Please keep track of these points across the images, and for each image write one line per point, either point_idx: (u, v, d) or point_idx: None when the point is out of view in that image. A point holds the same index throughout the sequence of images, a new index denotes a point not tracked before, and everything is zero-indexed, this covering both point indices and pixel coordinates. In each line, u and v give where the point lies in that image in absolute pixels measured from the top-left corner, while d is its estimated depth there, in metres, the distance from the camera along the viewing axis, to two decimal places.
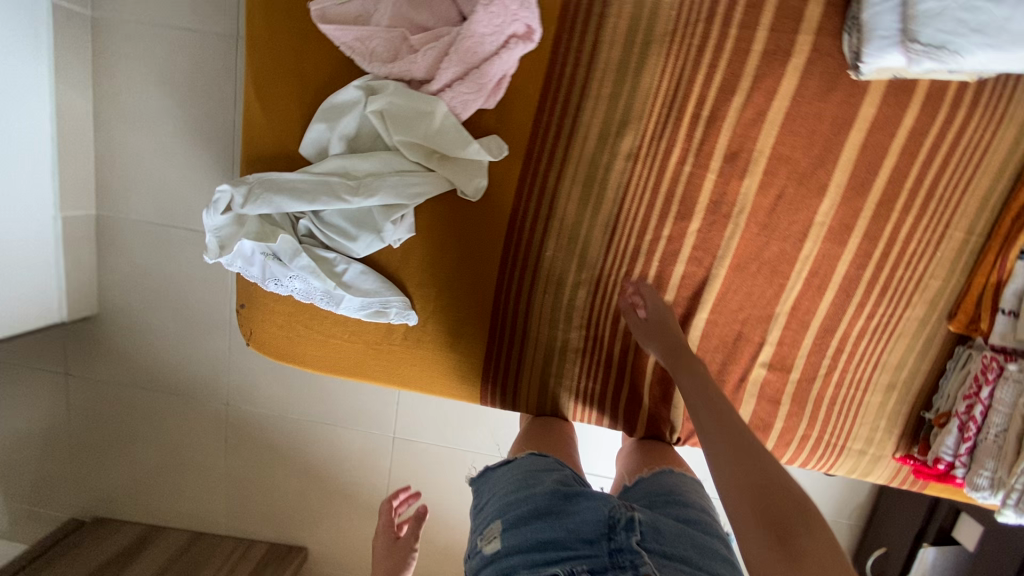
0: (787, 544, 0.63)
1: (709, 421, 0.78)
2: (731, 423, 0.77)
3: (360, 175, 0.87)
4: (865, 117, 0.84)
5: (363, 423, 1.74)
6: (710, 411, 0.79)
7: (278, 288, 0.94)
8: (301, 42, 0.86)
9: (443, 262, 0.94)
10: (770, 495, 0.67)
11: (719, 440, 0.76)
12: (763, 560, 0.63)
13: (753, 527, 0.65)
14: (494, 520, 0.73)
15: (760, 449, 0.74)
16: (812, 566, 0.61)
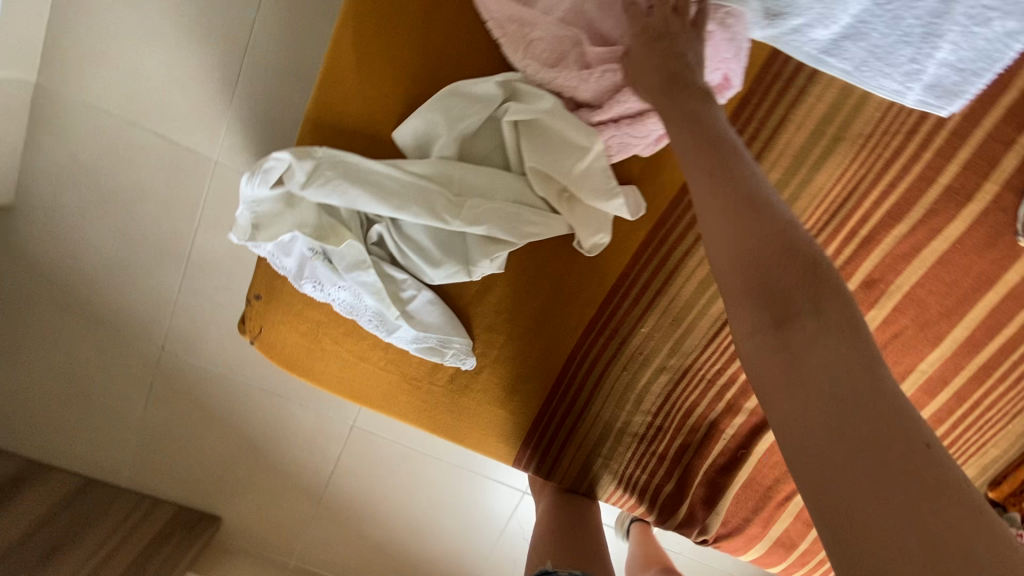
0: (785, 330, 0.46)
1: (699, 182, 0.54)
2: (722, 176, 0.53)
3: (465, 190, 0.69)
4: (1008, 282, 0.79)
5: (321, 404, 1.55)
6: (703, 159, 0.54)
7: (316, 292, 0.73)
8: (439, 1, 0.65)
9: (523, 310, 0.79)
10: (777, 274, 0.48)
11: (714, 212, 0.52)
12: (752, 346, 0.48)
13: (747, 309, 0.49)
14: None
15: (767, 200, 0.51)
16: (813, 360, 0.45)
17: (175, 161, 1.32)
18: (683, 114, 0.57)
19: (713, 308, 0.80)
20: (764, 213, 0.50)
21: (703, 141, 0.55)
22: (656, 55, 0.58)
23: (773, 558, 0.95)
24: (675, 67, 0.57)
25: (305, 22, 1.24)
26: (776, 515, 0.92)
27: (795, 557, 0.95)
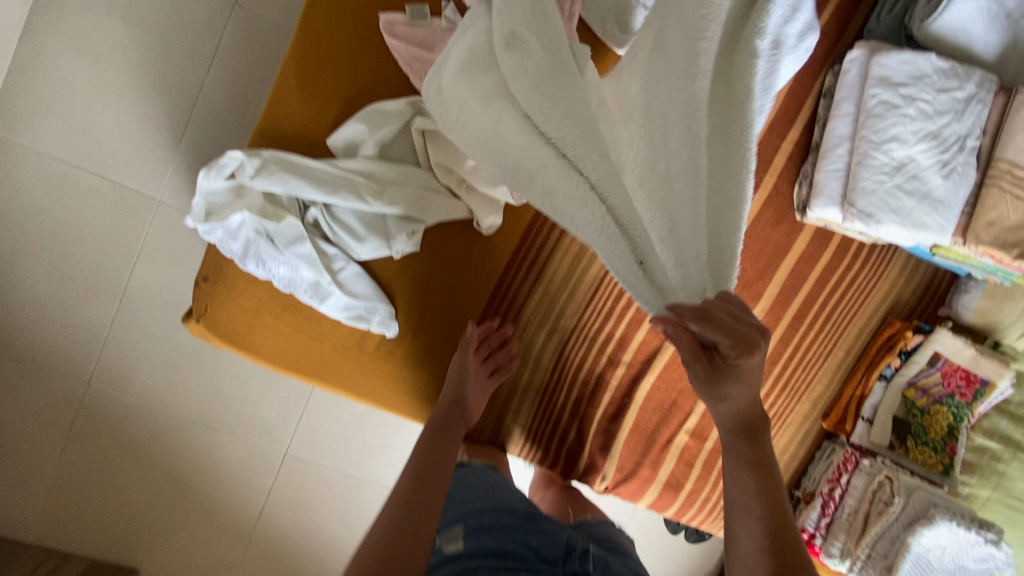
0: None
1: (740, 516, 0.73)
2: (761, 518, 0.71)
3: (385, 181, 0.88)
4: (796, 249, 1.08)
5: (255, 432, 1.57)
6: (740, 471, 0.73)
7: (259, 269, 0.88)
8: (364, 46, 0.89)
9: (437, 282, 0.97)
10: None
11: (745, 541, 0.72)
12: None
13: None
14: (456, 524, 0.85)
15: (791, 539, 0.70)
16: None
17: (121, 204, 1.43)
18: (750, 453, 0.73)
19: (588, 275, 1.02)
20: (785, 516, 0.71)
21: (756, 482, 0.72)
22: (726, 386, 0.67)
23: (665, 500, 1.11)
24: (750, 421, 0.72)
25: (251, 85, 1.46)
26: (661, 457, 1.09)
27: (683, 496, 1.11)
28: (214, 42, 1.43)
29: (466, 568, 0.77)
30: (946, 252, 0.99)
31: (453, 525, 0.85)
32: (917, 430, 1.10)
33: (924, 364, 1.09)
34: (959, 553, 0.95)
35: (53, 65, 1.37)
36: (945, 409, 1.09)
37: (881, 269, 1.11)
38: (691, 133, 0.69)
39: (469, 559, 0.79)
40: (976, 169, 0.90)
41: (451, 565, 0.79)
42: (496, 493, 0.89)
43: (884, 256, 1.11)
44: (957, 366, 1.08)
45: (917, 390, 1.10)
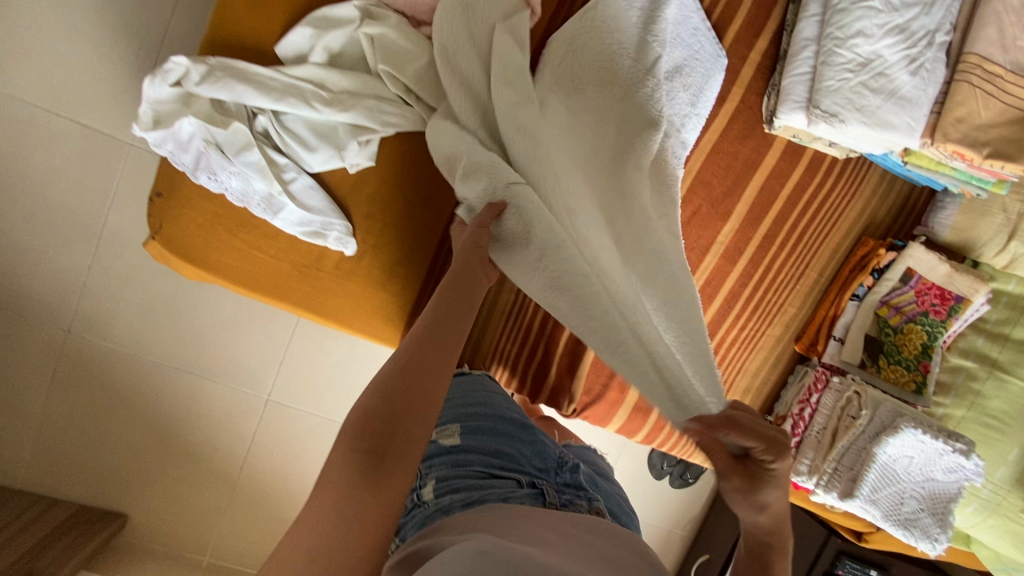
0: None
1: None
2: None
3: (334, 89, 0.87)
4: (766, 166, 1.05)
5: (236, 379, 1.58)
6: None
7: (211, 181, 0.88)
8: None
9: (396, 198, 0.95)
10: None
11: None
12: None
13: None
14: (452, 423, 0.89)
15: None
16: None
17: (92, 149, 1.43)
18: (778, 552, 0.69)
19: None
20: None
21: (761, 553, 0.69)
22: (763, 489, 0.66)
23: (634, 423, 1.12)
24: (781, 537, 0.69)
25: None
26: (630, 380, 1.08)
27: (653, 419, 1.11)
28: None
29: (466, 460, 0.82)
30: (917, 161, 0.96)
31: (452, 423, 0.89)
32: (890, 349, 1.09)
33: (897, 282, 1.07)
34: (926, 463, 0.93)
35: (12, 4, 1.34)
36: (919, 327, 1.08)
37: (854, 187, 1.09)
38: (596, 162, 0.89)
39: (468, 454, 0.83)
40: (944, 66, 0.88)
41: (449, 454, 0.84)
42: (498, 406, 0.95)
43: (857, 172, 1.08)
44: (930, 283, 1.06)
45: (890, 309, 1.08)
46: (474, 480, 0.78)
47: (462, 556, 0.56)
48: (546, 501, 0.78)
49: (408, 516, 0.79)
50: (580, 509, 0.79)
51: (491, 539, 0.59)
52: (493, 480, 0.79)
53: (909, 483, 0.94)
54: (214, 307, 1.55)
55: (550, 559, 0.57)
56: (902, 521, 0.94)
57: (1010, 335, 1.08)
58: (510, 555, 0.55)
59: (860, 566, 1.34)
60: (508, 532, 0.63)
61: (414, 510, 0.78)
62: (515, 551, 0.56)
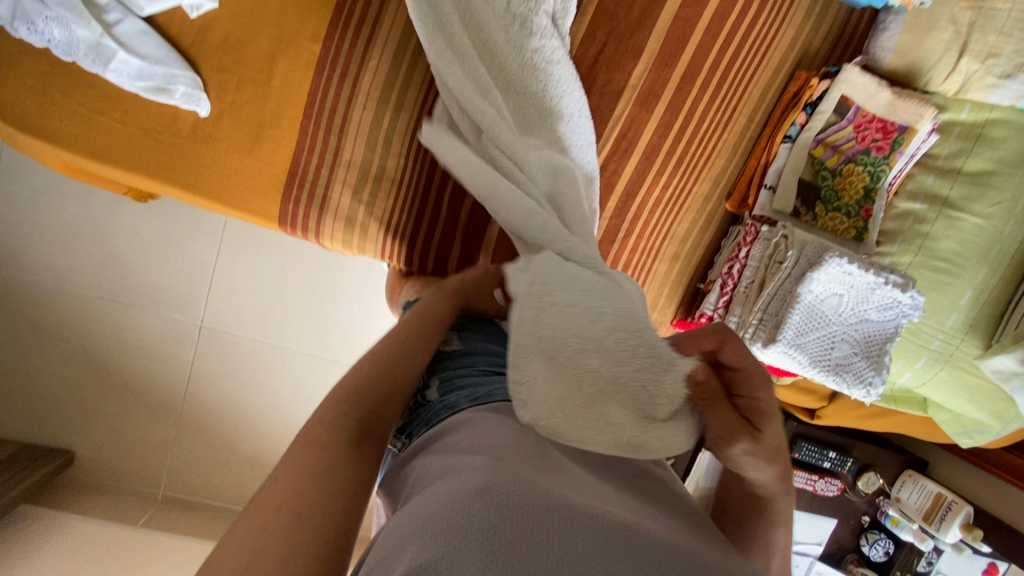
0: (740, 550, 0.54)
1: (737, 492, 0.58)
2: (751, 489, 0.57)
3: None
4: None
5: (166, 306, 1.52)
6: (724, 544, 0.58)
7: (32, 34, 0.75)
8: None
9: (253, 50, 0.86)
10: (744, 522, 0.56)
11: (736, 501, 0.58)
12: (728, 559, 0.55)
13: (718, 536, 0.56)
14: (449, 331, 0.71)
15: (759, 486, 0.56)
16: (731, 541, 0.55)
17: None
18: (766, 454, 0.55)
19: None
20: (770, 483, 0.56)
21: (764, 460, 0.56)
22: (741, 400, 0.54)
23: None
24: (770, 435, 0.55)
25: None
26: None
27: None
28: None
29: (465, 363, 0.64)
30: None
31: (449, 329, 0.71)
32: (829, 196, 0.98)
33: (832, 115, 0.95)
34: (860, 303, 0.84)
35: None
36: (859, 168, 0.97)
37: (784, 13, 0.96)
38: (468, 18, 0.84)
39: (470, 355, 0.66)
40: None
41: (449, 361, 0.66)
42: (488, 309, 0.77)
43: None
44: (870, 115, 0.95)
45: (827, 149, 0.97)
46: (478, 377, 0.61)
47: (450, 499, 0.37)
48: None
49: (406, 415, 0.62)
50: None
51: (493, 464, 0.42)
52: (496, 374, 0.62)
53: (840, 326, 0.86)
54: (133, 232, 1.47)
55: (571, 493, 0.40)
56: (832, 366, 0.86)
57: (962, 169, 0.97)
58: (520, 489, 0.38)
59: (816, 449, 1.27)
60: (517, 450, 0.45)
61: (414, 415, 0.60)
62: (524, 484, 0.39)
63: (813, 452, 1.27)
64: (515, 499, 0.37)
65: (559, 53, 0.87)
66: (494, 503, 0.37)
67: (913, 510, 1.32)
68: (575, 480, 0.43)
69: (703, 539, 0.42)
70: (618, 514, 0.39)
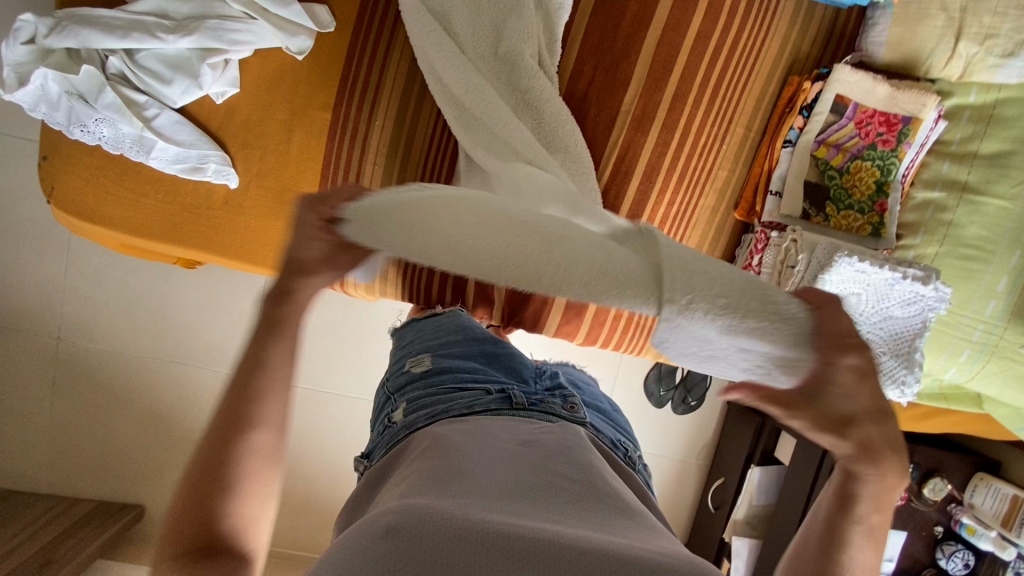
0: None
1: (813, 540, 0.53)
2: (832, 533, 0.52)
3: (178, 18, 0.86)
4: (660, 18, 0.95)
5: (219, 362, 1.63)
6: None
7: (85, 134, 0.88)
8: None
9: (271, 124, 0.95)
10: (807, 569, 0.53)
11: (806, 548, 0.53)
12: None
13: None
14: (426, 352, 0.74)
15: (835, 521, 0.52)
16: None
17: None
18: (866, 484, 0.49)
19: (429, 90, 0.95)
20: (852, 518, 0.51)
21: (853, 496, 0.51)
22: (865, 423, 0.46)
23: (570, 326, 1.05)
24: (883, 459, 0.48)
25: None
26: None
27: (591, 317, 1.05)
28: None
29: (430, 382, 0.66)
30: None
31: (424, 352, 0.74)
32: (839, 194, 0.97)
33: (829, 115, 0.95)
34: (879, 301, 0.82)
35: None
36: (867, 163, 0.95)
37: (768, 24, 0.98)
38: None
39: (439, 375, 0.67)
40: None
41: (422, 380, 0.68)
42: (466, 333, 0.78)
43: (767, 7, 0.97)
44: (870, 110, 0.94)
45: (830, 149, 0.97)
46: (440, 395, 0.63)
47: (369, 536, 0.37)
48: (511, 405, 0.60)
49: (376, 438, 0.65)
50: (553, 410, 0.61)
51: (404, 500, 0.41)
52: (456, 391, 0.63)
53: (862, 326, 0.83)
54: (186, 297, 1.59)
55: (487, 514, 0.39)
56: None
57: (977, 153, 0.94)
58: (430, 521, 0.37)
59: None
60: (425, 481, 0.44)
61: (382, 433, 0.64)
62: (435, 512, 0.38)
63: None
64: (422, 530, 0.36)
65: (548, 91, 0.90)
66: (395, 543, 0.36)
67: (989, 516, 1.22)
68: (496, 501, 0.42)
69: (635, 538, 0.41)
70: (537, 528, 0.38)
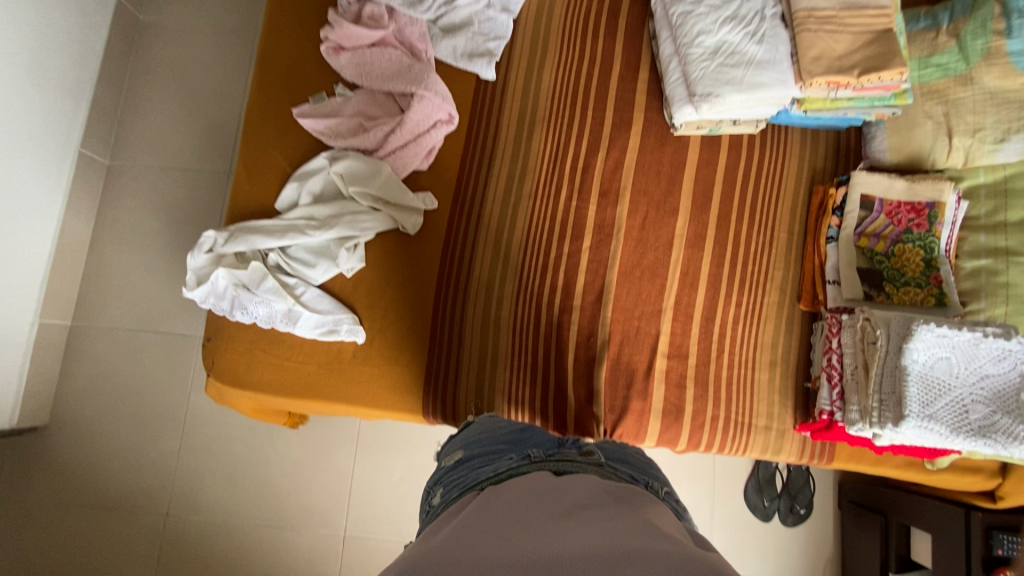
0: None
1: None
2: None
3: (321, 217, 1.11)
4: (692, 159, 1.17)
5: (315, 522, 1.62)
6: None
7: (244, 315, 1.09)
8: (290, 142, 1.19)
9: (390, 285, 1.15)
10: None
11: None
12: None
13: None
14: (456, 448, 0.82)
15: None
16: None
17: (172, 349, 1.70)
18: None
19: (516, 237, 1.14)
20: None
21: None
22: None
23: (670, 431, 1.09)
24: None
25: None
26: (649, 385, 1.09)
27: (689, 419, 1.09)
28: (210, 201, 1.76)
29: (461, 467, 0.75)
30: (813, 105, 1.07)
31: (456, 447, 0.83)
32: (893, 275, 1.07)
33: (861, 211, 1.09)
34: (968, 361, 0.86)
35: (106, 261, 1.73)
36: (909, 245, 1.07)
37: (783, 150, 1.18)
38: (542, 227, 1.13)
39: (468, 460, 0.76)
40: (782, 29, 1.05)
41: (454, 466, 0.77)
42: (493, 430, 0.84)
43: (779, 137, 1.19)
44: (896, 202, 1.09)
45: (871, 238, 1.09)
46: (472, 471, 0.72)
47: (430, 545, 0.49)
48: (530, 461, 0.69)
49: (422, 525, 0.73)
50: (569, 457, 0.72)
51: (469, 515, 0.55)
52: (485, 466, 0.71)
53: (964, 387, 0.87)
54: (285, 458, 1.65)
55: (512, 538, 0.49)
56: (976, 431, 0.85)
57: (1007, 222, 1.06)
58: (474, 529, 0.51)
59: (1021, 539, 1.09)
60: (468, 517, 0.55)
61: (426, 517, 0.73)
62: (480, 526, 0.51)
63: None
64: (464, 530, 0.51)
65: None
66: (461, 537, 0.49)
67: None
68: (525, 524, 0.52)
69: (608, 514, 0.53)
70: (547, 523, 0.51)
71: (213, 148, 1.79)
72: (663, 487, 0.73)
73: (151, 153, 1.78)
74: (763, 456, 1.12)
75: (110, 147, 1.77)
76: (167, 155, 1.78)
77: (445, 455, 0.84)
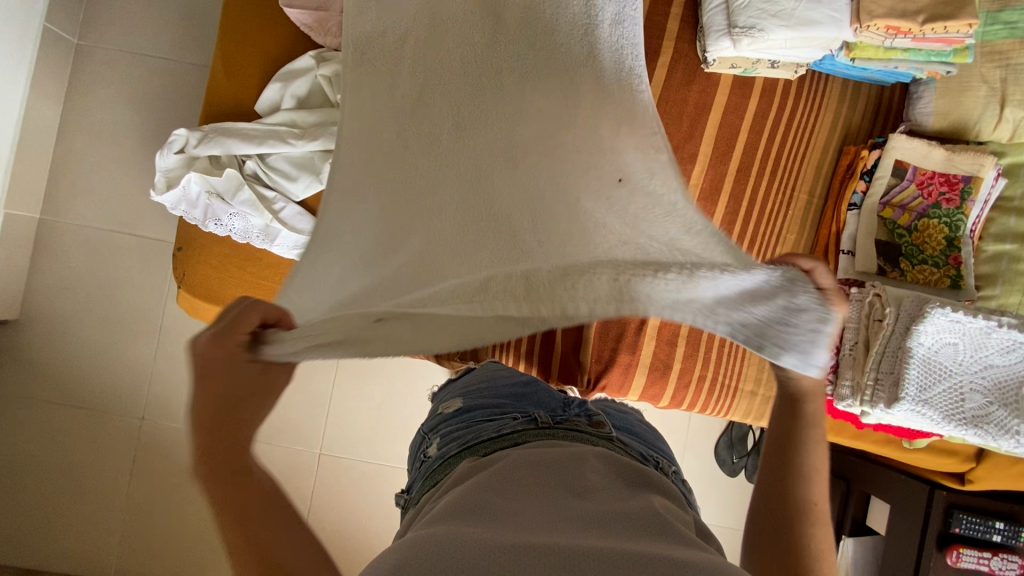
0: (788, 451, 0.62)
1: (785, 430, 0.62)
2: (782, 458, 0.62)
3: (306, 125, 1.00)
4: (720, 102, 1.06)
5: (291, 438, 1.63)
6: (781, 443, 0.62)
7: (217, 228, 1.00)
8: (276, 35, 1.05)
9: None
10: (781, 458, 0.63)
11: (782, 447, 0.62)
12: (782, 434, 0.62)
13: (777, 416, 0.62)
14: (456, 396, 0.80)
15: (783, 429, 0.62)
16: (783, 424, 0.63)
17: (148, 254, 1.61)
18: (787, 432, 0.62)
19: None
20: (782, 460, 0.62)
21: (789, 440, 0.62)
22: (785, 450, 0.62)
23: (655, 387, 1.06)
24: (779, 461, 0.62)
25: None
26: (640, 340, 1.05)
27: (676, 377, 1.07)
28: (190, 98, 1.61)
29: (464, 417, 0.73)
30: (864, 54, 0.96)
31: (454, 395, 0.81)
32: (910, 251, 1.01)
33: (891, 178, 1.01)
34: (975, 350, 0.84)
35: (76, 154, 1.60)
36: (934, 221, 1.00)
37: (818, 102, 1.08)
38: None
39: (471, 410, 0.74)
40: None
41: (455, 415, 0.75)
42: (495, 379, 0.81)
43: (817, 87, 1.08)
44: (930, 172, 1.01)
45: (896, 209, 1.02)
46: (472, 425, 0.69)
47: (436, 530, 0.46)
48: (538, 424, 0.66)
49: (414, 473, 0.71)
50: (579, 426, 0.68)
51: (472, 491, 0.53)
52: (486, 422, 0.68)
53: (965, 375, 0.84)
54: None
55: (514, 531, 0.46)
56: (969, 420, 0.83)
57: None
58: (480, 511, 0.49)
59: (978, 520, 1.11)
60: (465, 496, 0.52)
61: (419, 466, 0.71)
62: (486, 507, 0.50)
63: (976, 526, 1.11)
64: (469, 513, 0.49)
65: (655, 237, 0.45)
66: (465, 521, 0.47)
67: None
68: (531, 508, 0.50)
69: (614, 501, 0.52)
70: (561, 511, 0.50)
71: (194, 36, 1.62)
72: (671, 467, 0.72)
73: (125, 36, 1.60)
74: (744, 420, 1.11)
75: (79, 24, 1.59)
76: (141, 41, 1.60)
77: (443, 402, 0.82)
